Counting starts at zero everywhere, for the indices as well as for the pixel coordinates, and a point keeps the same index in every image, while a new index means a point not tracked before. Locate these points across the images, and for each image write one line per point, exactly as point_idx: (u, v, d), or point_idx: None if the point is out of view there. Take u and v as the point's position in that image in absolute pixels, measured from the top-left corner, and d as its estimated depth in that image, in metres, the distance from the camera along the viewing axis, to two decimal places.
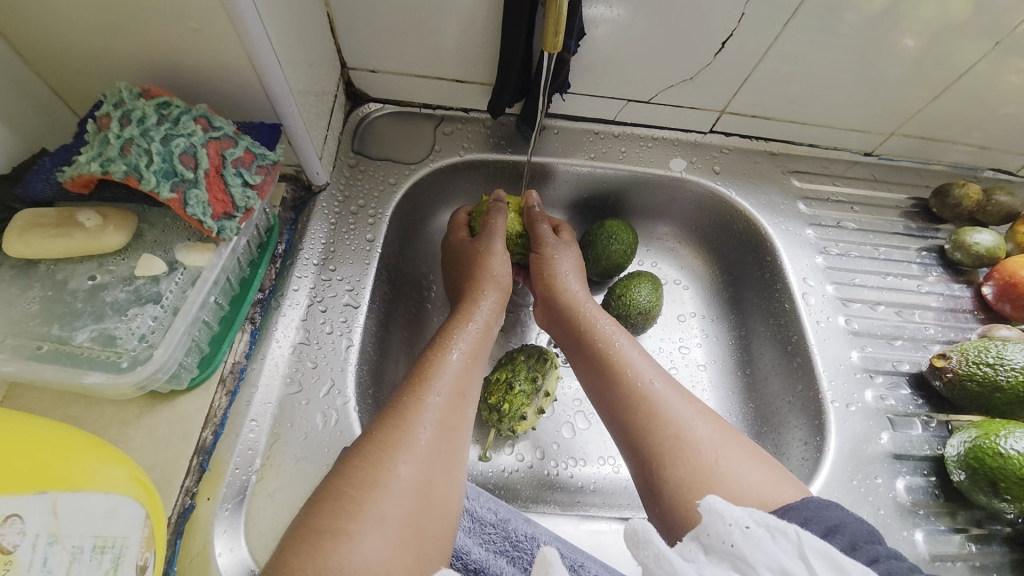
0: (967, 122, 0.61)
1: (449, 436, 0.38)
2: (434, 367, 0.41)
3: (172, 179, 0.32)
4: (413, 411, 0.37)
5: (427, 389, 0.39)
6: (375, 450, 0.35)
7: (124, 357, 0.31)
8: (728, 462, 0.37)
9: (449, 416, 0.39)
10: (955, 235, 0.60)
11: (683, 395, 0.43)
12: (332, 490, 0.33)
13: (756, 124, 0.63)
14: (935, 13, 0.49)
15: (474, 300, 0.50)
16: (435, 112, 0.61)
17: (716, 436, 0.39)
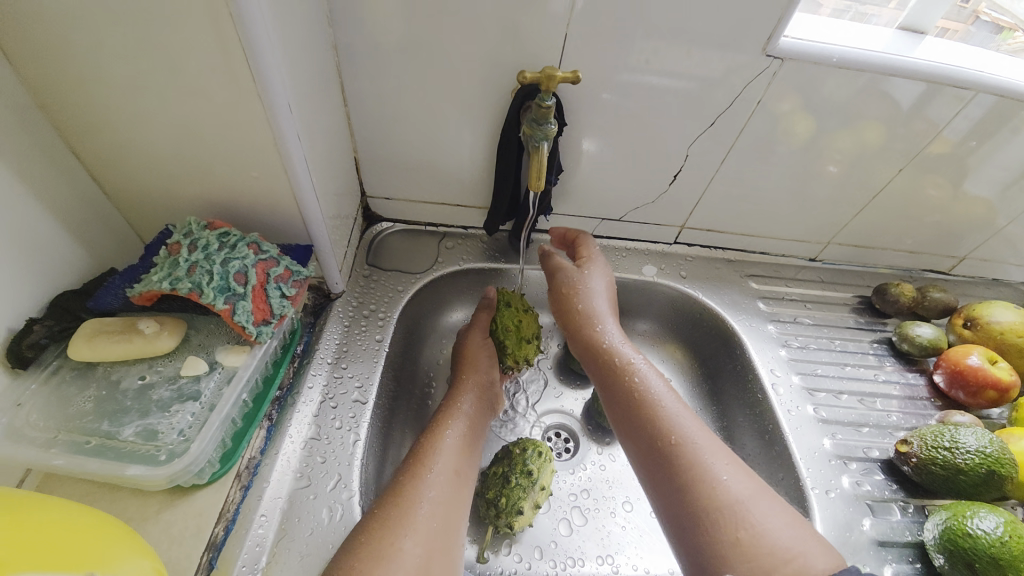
0: (886, 232, 0.73)
1: (447, 512, 0.43)
2: (431, 449, 0.47)
3: (225, 293, 0.39)
4: (412, 489, 0.43)
5: (426, 470, 0.45)
6: (379, 527, 0.39)
7: (162, 450, 0.35)
8: (762, 524, 0.41)
9: (444, 495, 0.44)
10: (899, 328, 0.68)
11: (719, 453, 0.46)
12: (342, 565, 0.37)
13: (713, 236, 0.74)
14: (841, 146, 0.62)
15: (463, 387, 0.55)
16: (438, 229, 0.71)
17: (753, 497, 0.43)
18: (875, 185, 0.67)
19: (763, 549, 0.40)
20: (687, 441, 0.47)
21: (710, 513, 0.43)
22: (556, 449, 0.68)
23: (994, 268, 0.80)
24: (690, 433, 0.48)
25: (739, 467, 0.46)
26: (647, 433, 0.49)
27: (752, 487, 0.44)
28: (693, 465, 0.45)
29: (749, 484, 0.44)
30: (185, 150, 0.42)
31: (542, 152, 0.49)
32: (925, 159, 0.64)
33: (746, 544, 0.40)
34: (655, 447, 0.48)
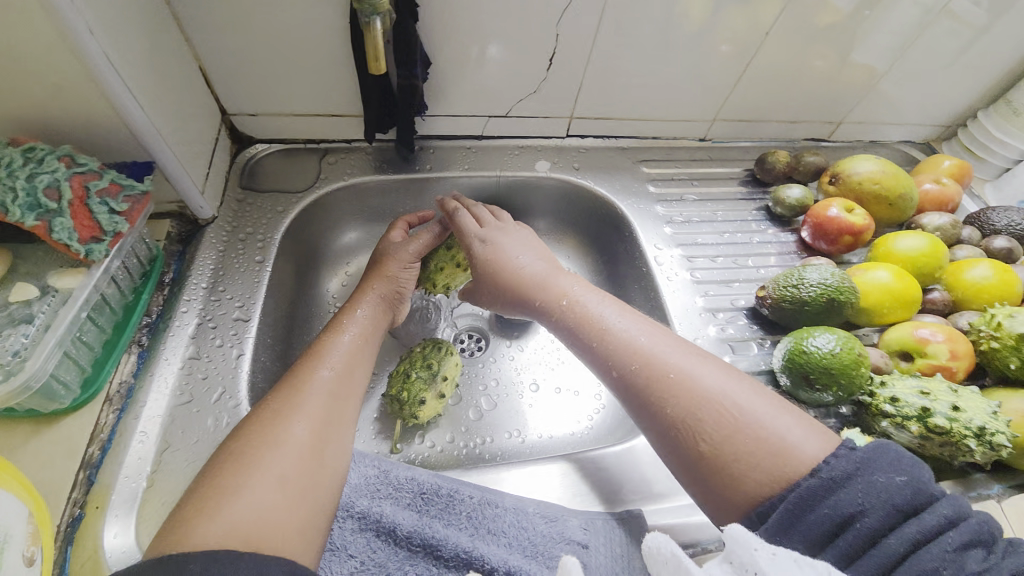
0: (767, 101, 0.75)
1: (337, 405, 0.44)
2: (326, 349, 0.48)
3: (37, 211, 0.36)
4: (305, 383, 0.44)
5: (315, 366, 0.46)
6: (268, 416, 0.40)
7: None
8: (772, 429, 0.38)
9: (338, 387, 0.45)
10: (774, 193, 0.71)
11: (738, 381, 0.41)
12: (229, 453, 0.38)
13: (603, 124, 0.74)
14: (712, 16, 0.61)
15: (365, 292, 0.56)
16: (319, 146, 0.68)
17: (732, 383, 0.41)
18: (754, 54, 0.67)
19: (772, 459, 0.36)
20: (688, 404, 0.40)
21: (716, 442, 0.38)
22: (468, 348, 0.71)
23: (871, 130, 0.84)
24: (683, 369, 0.42)
25: (748, 386, 0.41)
26: (636, 381, 0.43)
27: (740, 384, 0.41)
28: (697, 400, 0.40)
29: (741, 383, 0.41)
30: None
31: (376, 29, 0.44)
32: (797, 21, 0.64)
33: (761, 444, 0.37)
34: (648, 373, 0.43)
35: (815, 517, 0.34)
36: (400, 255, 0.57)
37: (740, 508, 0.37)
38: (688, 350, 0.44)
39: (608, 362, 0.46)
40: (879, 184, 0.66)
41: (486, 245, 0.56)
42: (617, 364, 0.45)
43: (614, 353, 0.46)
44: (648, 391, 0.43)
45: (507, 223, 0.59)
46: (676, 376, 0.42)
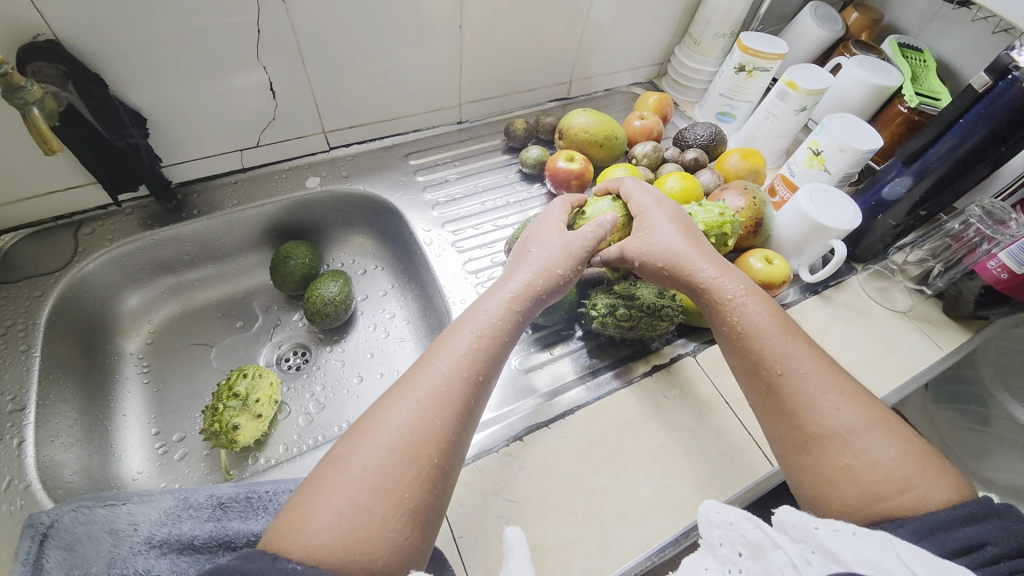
0: (499, 79, 0.87)
1: (433, 416, 0.42)
2: (438, 347, 0.48)
3: None
4: (411, 382, 0.45)
5: (381, 415, 0.42)
6: (354, 432, 0.42)
7: None
8: (833, 413, 0.44)
9: (443, 399, 0.44)
10: (521, 157, 0.83)
11: (834, 387, 0.46)
12: (336, 454, 0.40)
13: (360, 131, 0.81)
14: (401, 22, 0.70)
15: (517, 267, 0.56)
16: (73, 219, 0.68)
17: (810, 373, 0.47)
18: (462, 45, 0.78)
19: (836, 446, 0.43)
20: (803, 390, 0.46)
21: (816, 441, 0.44)
22: (293, 363, 0.76)
23: (601, 81, 1.00)
24: (809, 363, 0.47)
25: (835, 381, 0.46)
26: (753, 362, 0.50)
27: (834, 379, 0.46)
28: (779, 369, 0.48)
29: (814, 369, 0.47)
30: None
31: (34, 116, 0.49)
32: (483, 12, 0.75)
33: (825, 429, 0.44)
34: (755, 362, 0.50)
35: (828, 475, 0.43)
36: (543, 242, 0.57)
37: (853, 512, 0.41)
38: (810, 348, 0.49)
39: (772, 365, 0.48)
40: (589, 132, 0.79)
41: (641, 236, 0.59)
42: (737, 339, 0.52)
43: (738, 347, 0.52)
44: (757, 367, 0.50)
45: (656, 189, 0.64)
46: (785, 374, 0.48)
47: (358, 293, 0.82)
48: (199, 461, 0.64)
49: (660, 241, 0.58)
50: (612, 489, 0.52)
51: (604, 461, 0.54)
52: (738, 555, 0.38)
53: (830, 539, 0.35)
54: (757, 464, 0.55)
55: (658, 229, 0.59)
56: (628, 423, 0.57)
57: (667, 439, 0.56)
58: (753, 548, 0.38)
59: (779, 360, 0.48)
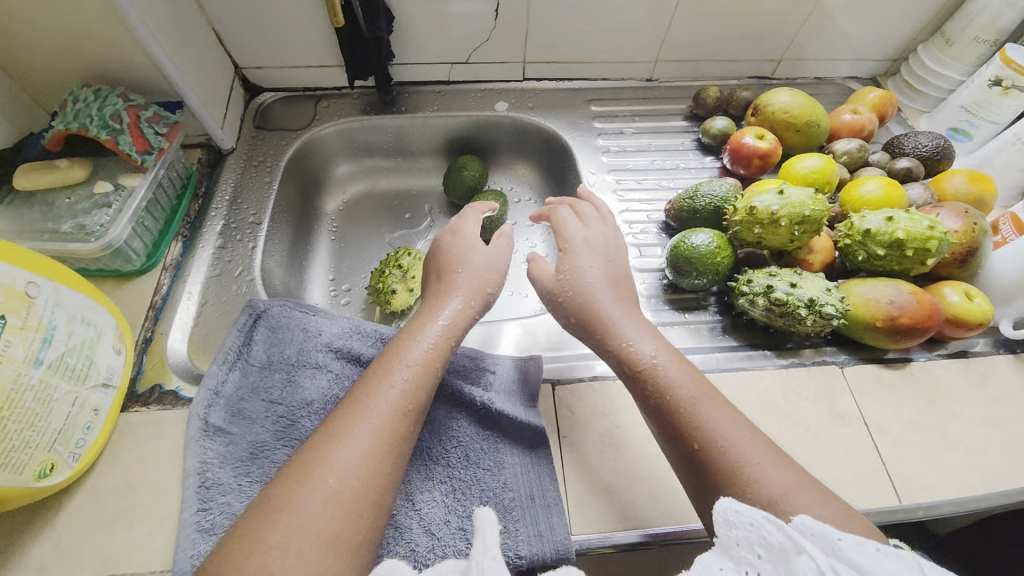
0: (705, 42, 0.84)
1: (395, 422, 0.42)
2: (373, 384, 0.44)
3: (107, 129, 0.53)
4: (360, 415, 0.42)
5: (366, 402, 0.42)
6: (319, 445, 0.40)
7: (90, 234, 0.51)
8: (762, 475, 0.39)
9: (385, 438, 0.41)
10: (704, 125, 0.81)
11: (757, 455, 0.40)
12: (290, 471, 0.39)
13: (554, 68, 0.85)
14: None
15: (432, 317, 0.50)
16: (315, 93, 0.83)
17: (735, 436, 0.42)
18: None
19: (754, 497, 0.39)
20: (734, 458, 0.40)
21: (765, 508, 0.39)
22: None
23: (814, 67, 0.91)
24: (732, 434, 0.42)
25: (777, 457, 0.41)
26: (676, 427, 0.44)
27: (763, 450, 0.41)
28: (721, 442, 0.41)
29: (746, 438, 0.42)
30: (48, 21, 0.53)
31: None
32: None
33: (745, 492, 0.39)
34: (666, 407, 0.44)
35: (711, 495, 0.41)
36: (472, 259, 0.55)
37: None
38: (720, 419, 0.43)
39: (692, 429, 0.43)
40: (789, 113, 0.74)
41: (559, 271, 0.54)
42: (656, 413, 0.45)
43: (653, 402, 0.46)
44: (702, 436, 0.42)
45: (594, 220, 0.58)
46: (702, 447, 0.42)
47: (509, 217, 0.88)
48: (356, 312, 0.77)
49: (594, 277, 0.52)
50: None
51: None
52: (756, 559, 0.34)
53: (852, 552, 0.32)
54: (877, 493, 0.51)
55: (592, 263, 0.53)
56: (748, 404, 0.56)
57: (785, 433, 0.54)
58: (775, 552, 0.33)
59: (701, 434, 0.42)
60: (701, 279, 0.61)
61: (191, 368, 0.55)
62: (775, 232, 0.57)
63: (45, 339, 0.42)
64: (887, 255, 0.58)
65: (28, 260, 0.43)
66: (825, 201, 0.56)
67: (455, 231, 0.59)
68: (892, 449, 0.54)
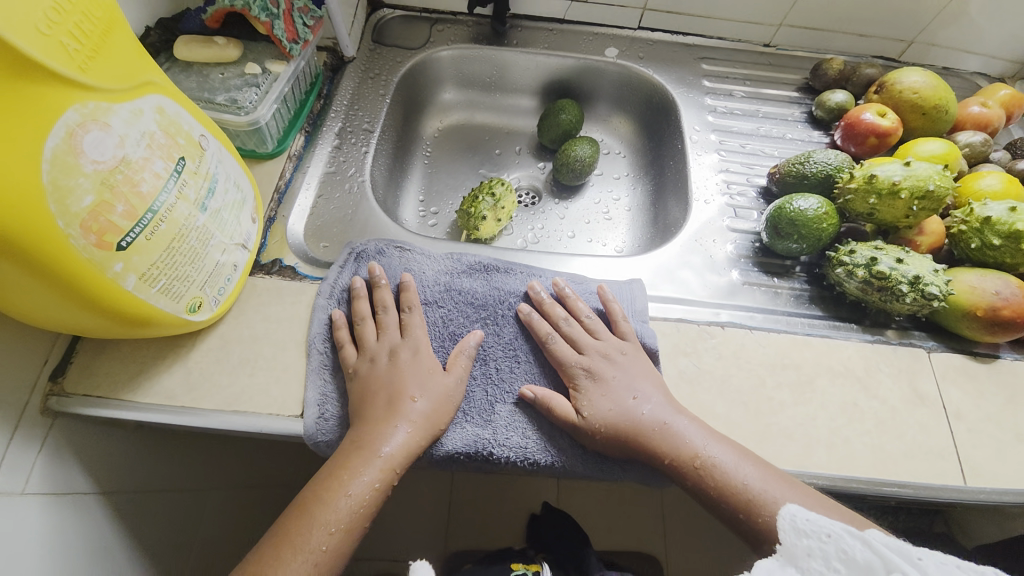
0: (837, 11, 0.80)
1: (410, 442, 0.46)
2: (353, 459, 0.45)
3: (266, 12, 0.56)
4: (335, 488, 0.43)
5: (385, 423, 0.46)
6: (314, 499, 0.43)
7: (241, 110, 0.56)
8: (769, 502, 0.43)
9: (363, 503, 0.43)
10: (819, 97, 0.78)
11: (776, 480, 0.45)
12: (286, 523, 0.43)
13: (672, 19, 0.83)
14: None
15: (400, 412, 0.47)
16: (431, 15, 0.84)
17: (722, 454, 0.46)
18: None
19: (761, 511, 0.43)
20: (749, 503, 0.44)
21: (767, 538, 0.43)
22: (524, 201, 0.88)
23: (947, 55, 0.86)
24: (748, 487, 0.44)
25: (790, 490, 0.44)
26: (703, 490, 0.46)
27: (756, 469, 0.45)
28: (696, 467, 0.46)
29: (728, 452, 0.46)
30: None
31: None
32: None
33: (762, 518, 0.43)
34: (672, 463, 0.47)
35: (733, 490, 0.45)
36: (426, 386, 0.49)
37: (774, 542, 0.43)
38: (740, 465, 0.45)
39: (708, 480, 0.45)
40: (918, 94, 0.71)
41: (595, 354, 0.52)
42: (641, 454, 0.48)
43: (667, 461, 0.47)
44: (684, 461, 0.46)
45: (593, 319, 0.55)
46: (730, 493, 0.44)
47: (597, 168, 0.88)
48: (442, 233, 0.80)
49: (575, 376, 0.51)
50: (787, 409, 0.53)
51: (792, 386, 0.54)
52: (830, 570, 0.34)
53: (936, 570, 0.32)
54: (945, 473, 0.51)
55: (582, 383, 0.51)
56: (829, 371, 0.56)
57: (863, 402, 0.54)
58: (858, 567, 0.34)
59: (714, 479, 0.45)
60: (798, 245, 0.61)
61: (307, 252, 0.60)
62: (891, 205, 0.56)
63: (209, 190, 0.46)
64: (1002, 246, 0.55)
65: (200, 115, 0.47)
66: (950, 180, 0.55)
67: (417, 349, 0.52)
68: (969, 437, 0.53)
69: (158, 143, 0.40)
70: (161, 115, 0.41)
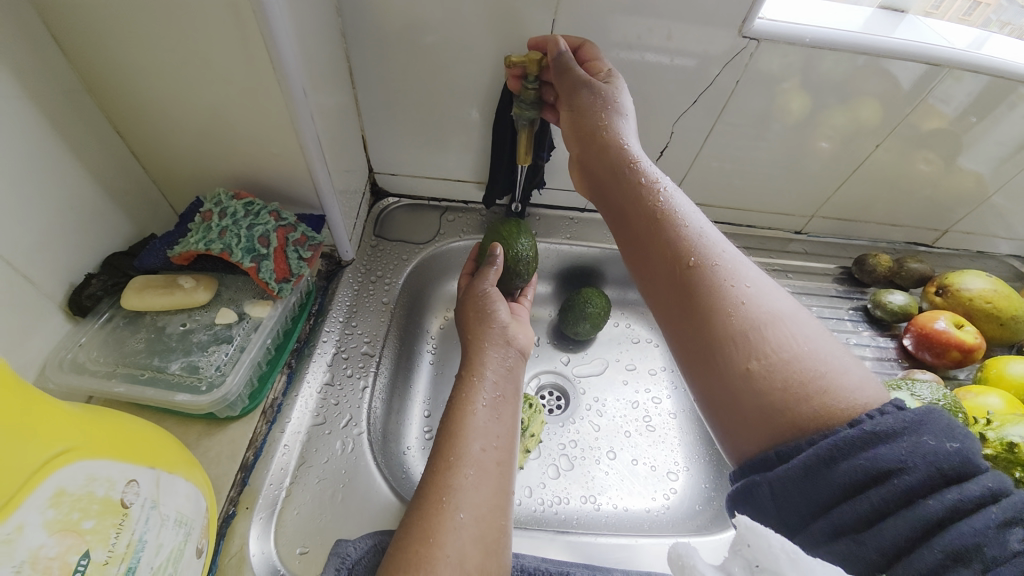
0: (869, 205, 0.77)
1: (488, 511, 0.41)
2: (444, 496, 0.41)
3: (251, 254, 0.45)
4: (433, 535, 0.38)
5: (451, 485, 0.41)
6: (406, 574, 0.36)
7: (204, 381, 0.41)
8: (802, 340, 0.35)
9: (478, 528, 0.40)
10: (874, 295, 0.72)
11: (798, 317, 0.37)
12: None
13: (700, 210, 0.79)
14: (837, 122, 0.66)
15: (466, 410, 0.47)
16: (441, 204, 0.77)
17: (798, 318, 0.37)
18: (833, 144, 0.69)
19: (791, 391, 0.33)
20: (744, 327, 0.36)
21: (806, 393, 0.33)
22: (549, 405, 0.73)
23: (981, 242, 0.83)
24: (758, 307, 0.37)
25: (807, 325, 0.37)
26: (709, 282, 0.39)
27: (781, 304, 0.38)
28: (751, 335, 0.36)
29: (828, 345, 0.36)
30: (209, 121, 0.47)
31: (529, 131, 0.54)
32: (904, 135, 0.67)
33: (812, 412, 0.32)
34: (699, 296, 0.39)
35: (835, 477, 0.30)
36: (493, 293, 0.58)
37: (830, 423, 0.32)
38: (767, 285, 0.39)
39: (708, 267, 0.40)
40: (990, 303, 0.65)
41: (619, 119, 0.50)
42: (668, 254, 0.42)
43: (679, 331, 0.40)
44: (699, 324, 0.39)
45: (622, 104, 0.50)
46: (748, 292, 0.38)
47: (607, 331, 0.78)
48: None
49: (729, 255, 0.41)
50: None
51: None
52: None
53: None
54: None
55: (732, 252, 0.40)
56: None
57: None
58: None
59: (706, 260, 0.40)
60: None
61: (278, 567, 0.42)
62: None
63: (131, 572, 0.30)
64: None
65: (124, 445, 0.32)
66: None
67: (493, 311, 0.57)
68: None
69: (41, 569, 0.25)
70: (48, 510, 0.26)
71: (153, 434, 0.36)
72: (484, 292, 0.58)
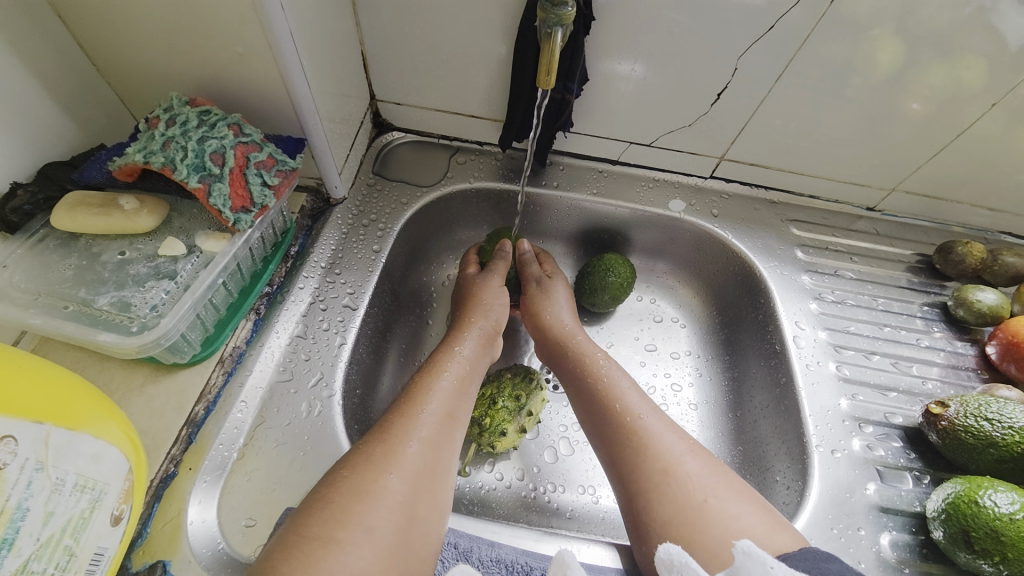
0: (972, 183, 0.63)
1: (435, 455, 0.41)
2: (394, 440, 0.40)
3: (201, 172, 0.37)
4: (372, 471, 0.37)
5: (403, 434, 0.40)
6: (344, 496, 0.36)
7: (135, 322, 0.35)
8: (703, 484, 0.40)
9: (419, 474, 0.39)
10: (957, 291, 0.60)
11: (674, 432, 0.45)
12: (293, 536, 0.33)
13: (755, 172, 0.66)
14: (944, 80, 0.52)
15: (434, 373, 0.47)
16: (452, 143, 0.67)
17: (700, 463, 0.42)
18: (926, 107, 0.55)
19: (680, 508, 0.39)
20: (650, 464, 0.42)
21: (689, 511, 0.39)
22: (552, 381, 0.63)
23: None
24: (653, 437, 0.44)
25: (705, 461, 0.42)
26: (603, 419, 0.47)
27: (685, 445, 0.44)
28: (638, 440, 0.44)
29: (728, 491, 0.40)
30: (154, 8, 0.38)
31: (553, 42, 0.43)
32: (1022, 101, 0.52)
33: (690, 513, 0.39)
34: (636, 462, 0.43)
35: None
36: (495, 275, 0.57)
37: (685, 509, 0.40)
38: (646, 405, 0.47)
39: (606, 403, 0.48)
40: None
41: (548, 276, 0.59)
42: (603, 420, 0.47)
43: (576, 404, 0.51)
44: (637, 503, 0.42)
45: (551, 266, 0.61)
46: (645, 434, 0.44)
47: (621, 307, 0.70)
48: None
49: (623, 385, 0.49)
50: None
51: None
52: None
53: None
54: None
55: (624, 380, 0.50)
56: None
57: None
58: None
59: (609, 397, 0.48)
60: (995, 567, 0.40)
61: (218, 540, 0.37)
62: None
63: (4, 545, 0.25)
64: None
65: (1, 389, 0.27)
66: None
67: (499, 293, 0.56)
68: None
69: None
70: None
71: (60, 378, 0.30)
72: (484, 281, 0.57)
